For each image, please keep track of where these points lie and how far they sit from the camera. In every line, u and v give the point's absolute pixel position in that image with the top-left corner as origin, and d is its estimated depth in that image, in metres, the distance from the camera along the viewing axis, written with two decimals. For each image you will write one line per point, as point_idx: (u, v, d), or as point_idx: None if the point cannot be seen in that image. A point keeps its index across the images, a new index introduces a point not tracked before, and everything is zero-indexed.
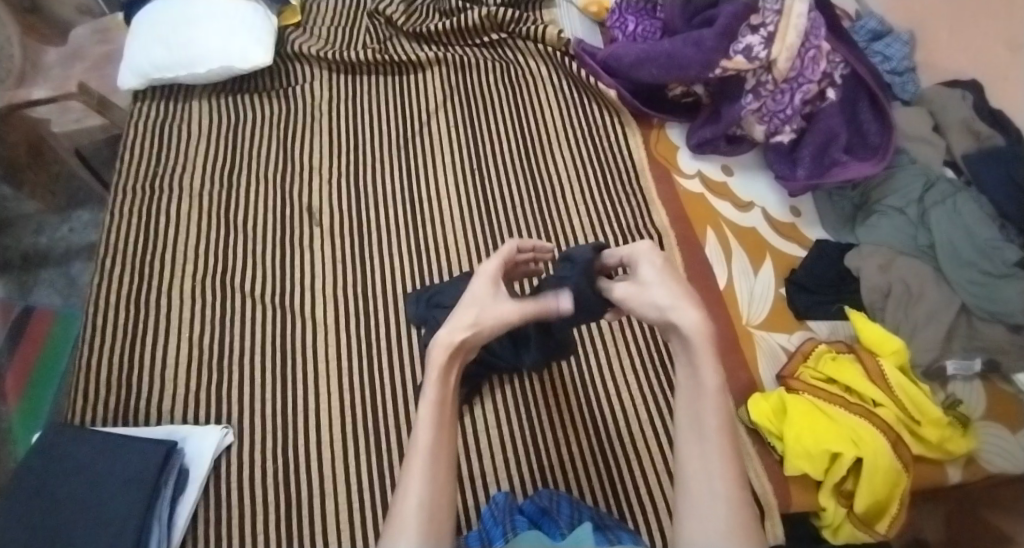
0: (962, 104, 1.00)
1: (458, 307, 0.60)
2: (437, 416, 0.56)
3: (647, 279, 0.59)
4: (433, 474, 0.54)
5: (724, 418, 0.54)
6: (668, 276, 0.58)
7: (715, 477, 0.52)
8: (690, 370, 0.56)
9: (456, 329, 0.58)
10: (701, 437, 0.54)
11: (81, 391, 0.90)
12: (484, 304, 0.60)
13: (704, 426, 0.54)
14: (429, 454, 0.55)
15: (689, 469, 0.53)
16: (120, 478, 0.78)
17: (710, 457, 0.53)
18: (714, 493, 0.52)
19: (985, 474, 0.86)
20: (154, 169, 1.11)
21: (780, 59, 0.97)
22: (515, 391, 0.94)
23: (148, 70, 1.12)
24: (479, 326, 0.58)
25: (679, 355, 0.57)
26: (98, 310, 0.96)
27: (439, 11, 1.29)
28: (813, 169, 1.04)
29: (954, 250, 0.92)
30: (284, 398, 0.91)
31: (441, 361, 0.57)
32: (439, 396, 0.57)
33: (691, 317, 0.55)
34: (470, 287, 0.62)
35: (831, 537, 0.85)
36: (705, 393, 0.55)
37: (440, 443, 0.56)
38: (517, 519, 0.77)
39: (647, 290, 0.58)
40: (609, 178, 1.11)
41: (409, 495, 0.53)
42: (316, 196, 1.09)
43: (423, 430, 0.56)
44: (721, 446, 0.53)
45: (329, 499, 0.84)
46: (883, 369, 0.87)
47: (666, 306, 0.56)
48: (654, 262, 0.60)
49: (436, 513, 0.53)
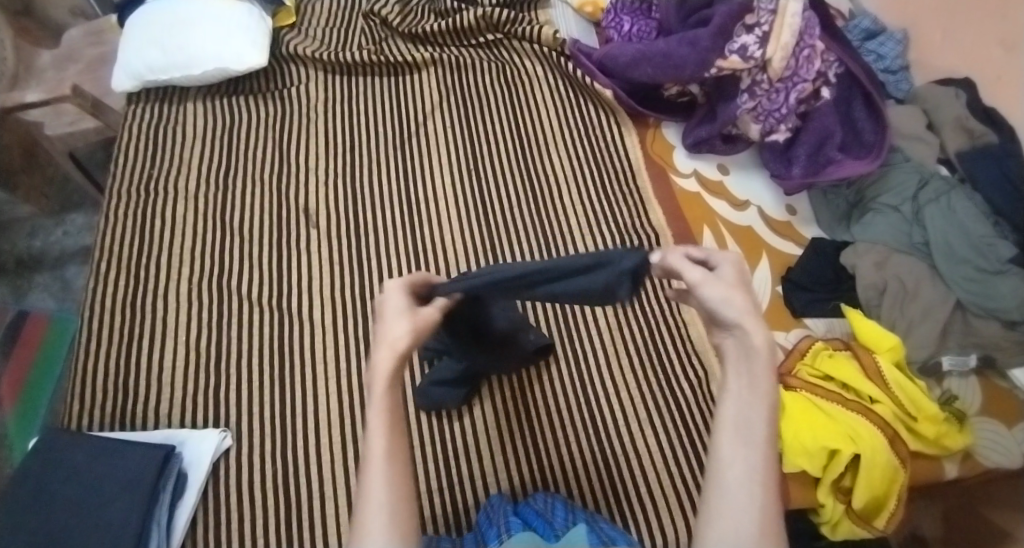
0: (955, 103, 1.00)
1: (383, 320, 0.54)
2: (390, 424, 0.50)
3: (725, 277, 0.56)
4: (391, 477, 0.48)
5: (773, 432, 0.51)
6: (745, 284, 0.56)
7: (755, 485, 0.48)
8: (747, 379, 0.52)
9: (397, 340, 0.52)
10: (748, 444, 0.50)
11: (77, 395, 0.90)
12: (414, 310, 0.54)
13: (752, 434, 0.50)
14: (387, 463, 0.49)
15: (727, 473, 0.49)
16: (117, 483, 0.77)
17: (751, 463, 0.49)
18: (749, 498, 0.48)
19: (981, 469, 0.87)
20: (150, 172, 1.10)
21: (775, 58, 0.98)
22: (514, 390, 0.94)
23: (142, 73, 1.12)
24: (417, 329, 0.53)
25: (734, 362, 0.54)
26: (94, 314, 0.95)
27: (434, 12, 1.29)
28: (808, 167, 1.04)
29: (949, 248, 0.92)
30: (283, 401, 0.90)
31: (386, 372, 0.50)
32: (389, 405, 0.50)
33: (765, 329, 0.53)
34: (386, 298, 0.55)
35: (830, 533, 0.86)
36: (759, 401, 0.51)
37: (396, 451, 0.49)
38: (511, 522, 0.75)
39: (726, 287, 0.55)
40: (605, 178, 1.11)
41: (368, 506, 0.47)
42: (313, 198, 1.09)
43: (376, 438, 0.49)
44: (765, 459, 0.49)
45: (328, 501, 0.84)
46: (880, 366, 0.88)
47: (746, 309, 0.54)
48: (735, 267, 0.57)
49: (400, 515, 0.47)
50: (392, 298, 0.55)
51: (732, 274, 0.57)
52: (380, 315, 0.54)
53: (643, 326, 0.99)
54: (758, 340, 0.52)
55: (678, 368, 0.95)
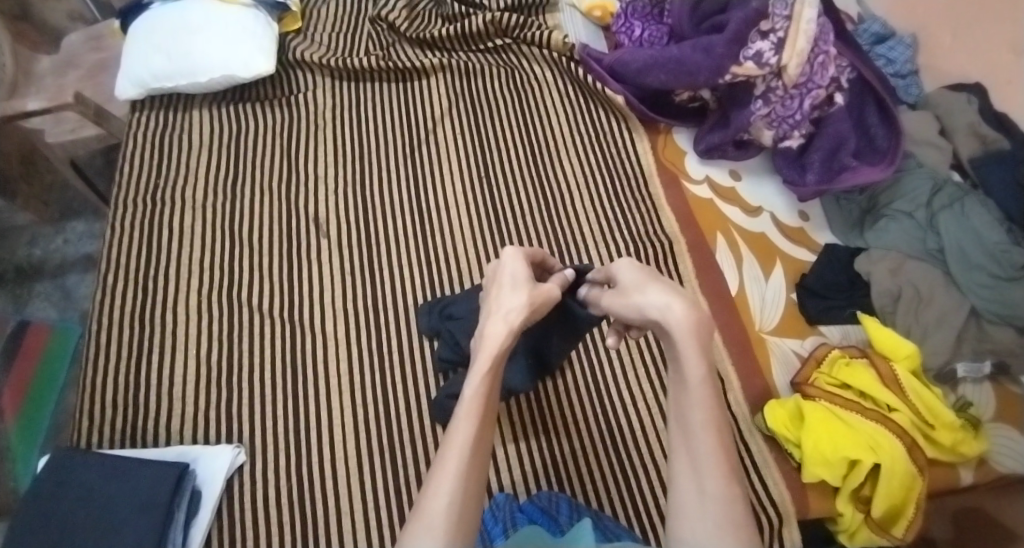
0: (968, 108, 1.00)
1: (499, 293, 0.62)
2: (481, 409, 0.56)
3: (626, 284, 0.63)
4: (468, 471, 0.53)
5: (711, 416, 0.56)
6: (646, 276, 0.63)
7: (702, 472, 0.54)
8: (679, 369, 0.58)
9: (509, 313, 0.59)
10: (689, 435, 0.56)
11: (86, 411, 0.88)
12: (527, 288, 0.61)
13: (691, 423, 0.57)
14: (467, 449, 0.54)
15: (680, 465, 0.56)
16: (129, 505, 0.75)
17: (699, 456, 0.55)
18: (700, 488, 0.54)
19: (996, 476, 0.86)
20: (155, 182, 1.08)
21: (791, 64, 0.97)
22: (530, 403, 0.92)
23: (147, 80, 1.10)
24: (531, 307, 0.61)
25: (670, 358, 0.60)
26: (102, 328, 0.94)
27: (443, 17, 1.28)
28: (822, 174, 1.03)
29: (964, 254, 0.92)
30: (295, 415, 0.89)
31: (494, 347, 0.58)
32: (483, 394, 0.57)
33: (673, 313, 0.58)
34: (508, 273, 0.63)
35: (847, 542, 0.84)
36: (690, 390, 0.57)
37: (478, 434, 0.55)
38: (519, 517, 0.77)
39: (633, 292, 0.62)
40: (620, 186, 1.10)
41: (441, 485, 0.52)
42: (323, 207, 1.08)
43: (464, 418, 0.56)
44: (708, 444, 0.55)
45: (345, 517, 0.82)
46: (897, 374, 0.86)
47: (651, 306, 0.60)
48: (633, 266, 0.64)
49: (466, 513, 0.52)
50: (509, 272, 0.63)
51: (632, 274, 0.63)
52: (497, 288, 0.62)
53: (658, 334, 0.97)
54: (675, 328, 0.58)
55: None
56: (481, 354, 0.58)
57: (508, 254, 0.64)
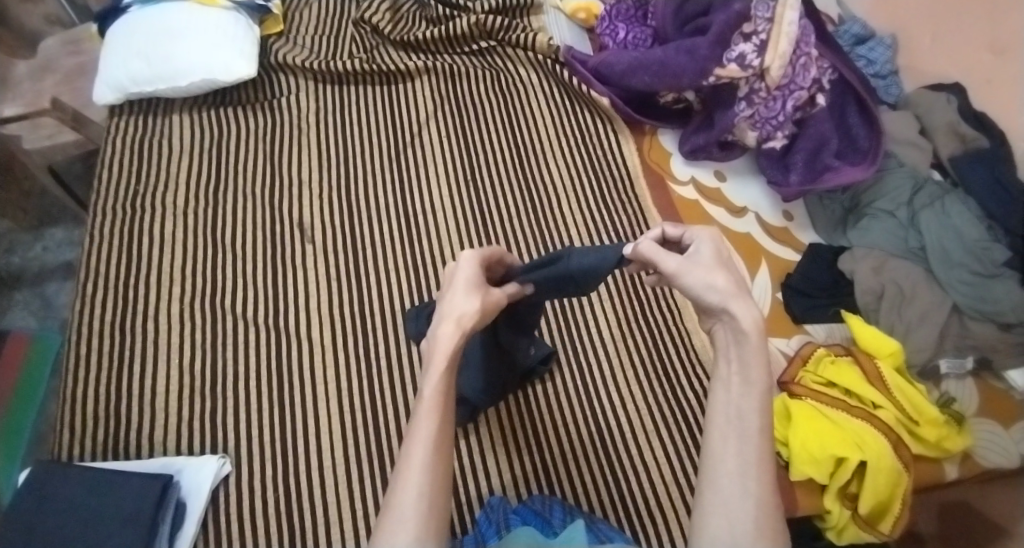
0: (947, 108, 1.01)
1: (451, 291, 0.58)
2: (442, 405, 0.54)
3: (704, 260, 0.57)
4: (434, 465, 0.51)
5: (766, 423, 0.53)
6: (723, 260, 0.58)
7: (749, 477, 0.50)
8: (738, 367, 0.55)
9: (464, 315, 0.56)
10: (739, 437, 0.52)
11: (67, 423, 0.86)
12: (480, 290, 0.58)
13: (745, 426, 0.52)
14: (431, 445, 0.52)
15: (722, 465, 0.51)
16: (113, 519, 0.74)
17: (746, 458, 0.51)
18: (744, 493, 0.50)
19: (981, 470, 0.87)
20: (135, 188, 1.06)
21: (773, 67, 0.98)
22: (518, 404, 0.92)
23: (125, 85, 1.08)
24: (483, 310, 0.57)
25: (724, 354, 0.56)
26: (82, 338, 0.92)
27: (426, 19, 1.28)
28: (805, 175, 1.05)
29: (945, 252, 0.93)
30: (282, 423, 0.88)
31: (448, 349, 0.54)
32: (443, 388, 0.54)
33: (751, 310, 0.54)
34: (460, 270, 0.59)
35: (835, 538, 0.84)
36: (750, 392, 0.53)
37: (441, 432, 0.53)
38: (512, 518, 0.77)
39: (707, 269, 0.56)
40: (605, 188, 1.11)
41: (407, 481, 0.50)
42: (307, 211, 1.07)
43: (425, 417, 0.53)
44: (759, 450, 0.51)
45: (334, 525, 0.82)
46: (881, 371, 0.87)
47: (727, 290, 0.55)
48: (715, 248, 0.58)
49: (435, 506, 0.50)
50: (463, 274, 0.59)
51: (709, 251, 0.58)
52: (449, 289, 0.58)
53: (646, 335, 0.98)
54: (746, 325, 0.54)
55: (683, 378, 0.94)
56: (433, 361, 0.54)
57: (462, 257, 0.60)
